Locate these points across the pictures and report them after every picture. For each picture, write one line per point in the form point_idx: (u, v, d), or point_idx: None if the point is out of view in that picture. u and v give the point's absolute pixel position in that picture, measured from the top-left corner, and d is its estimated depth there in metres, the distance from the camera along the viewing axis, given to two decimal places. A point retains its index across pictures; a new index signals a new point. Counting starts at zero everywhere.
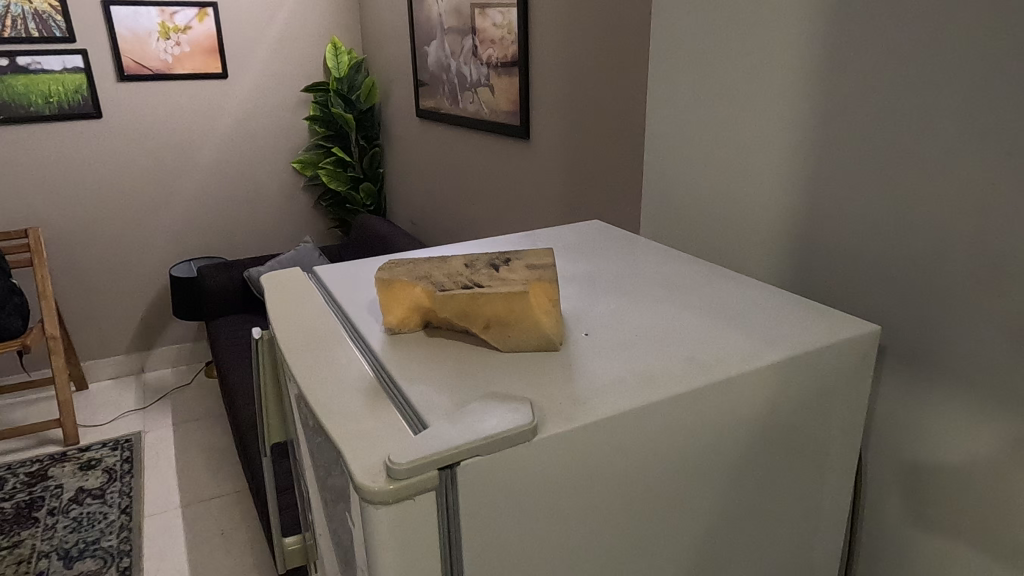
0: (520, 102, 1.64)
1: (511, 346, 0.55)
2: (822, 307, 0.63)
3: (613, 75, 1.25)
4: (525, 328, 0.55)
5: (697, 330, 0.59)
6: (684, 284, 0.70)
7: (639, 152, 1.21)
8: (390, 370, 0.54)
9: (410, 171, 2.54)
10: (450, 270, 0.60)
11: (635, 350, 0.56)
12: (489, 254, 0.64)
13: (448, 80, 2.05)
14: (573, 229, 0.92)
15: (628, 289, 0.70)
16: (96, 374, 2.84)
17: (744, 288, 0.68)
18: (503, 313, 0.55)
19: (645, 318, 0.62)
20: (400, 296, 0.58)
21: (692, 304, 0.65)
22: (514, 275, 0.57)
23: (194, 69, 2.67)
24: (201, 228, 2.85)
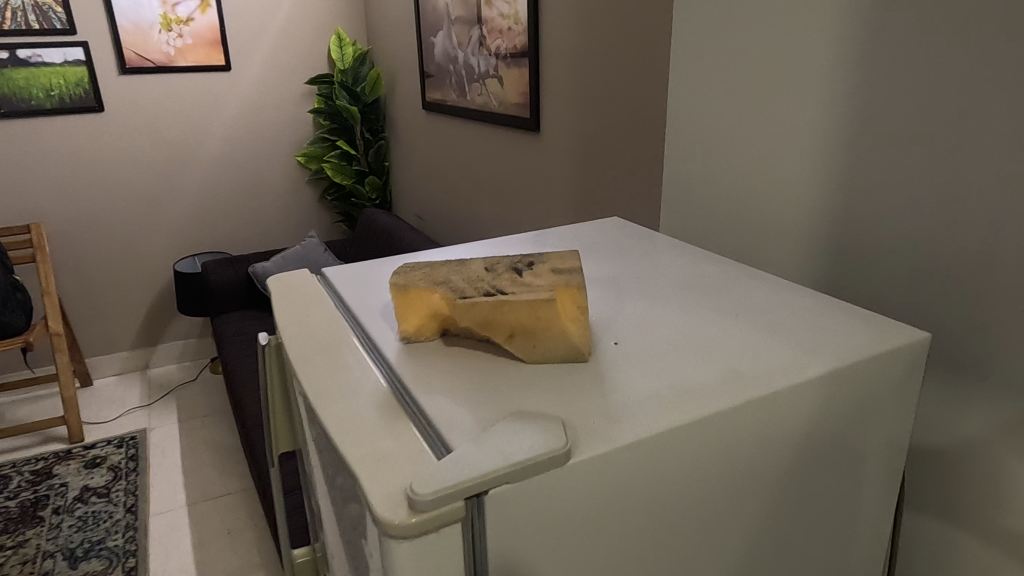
0: (530, 94, 1.60)
1: (536, 356, 0.52)
2: (864, 311, 0.59)
3: (629, 66, 1.21)
4: (552, 336, 0.51)
5: (733, 337, 0.55)
6: (716, 287, 0.66)
7: (656, 145, 1.17)
8: (407, 383, 0.51)
9: (416, 164, 2.50)
10: (469, 275, 0.56)
11: (669, 361, 0.52)
12: (510, 257, 0.60)
13: (455, 71, 2.01)
14: (592, 227, 0.89)
15: (656, 292, 0.66)
16: (101, 371, 2.81)
17: (779, 292, 0.64)
18: (528, 322, 0.51)
19: (677, 325, 0.58)
20: (416, 303, 0.55)
21: (725, 308, 0.61)
22: (539, 280, 0.53)
23: (197, 61, 2.63)
24: (205, 223, 2.82)
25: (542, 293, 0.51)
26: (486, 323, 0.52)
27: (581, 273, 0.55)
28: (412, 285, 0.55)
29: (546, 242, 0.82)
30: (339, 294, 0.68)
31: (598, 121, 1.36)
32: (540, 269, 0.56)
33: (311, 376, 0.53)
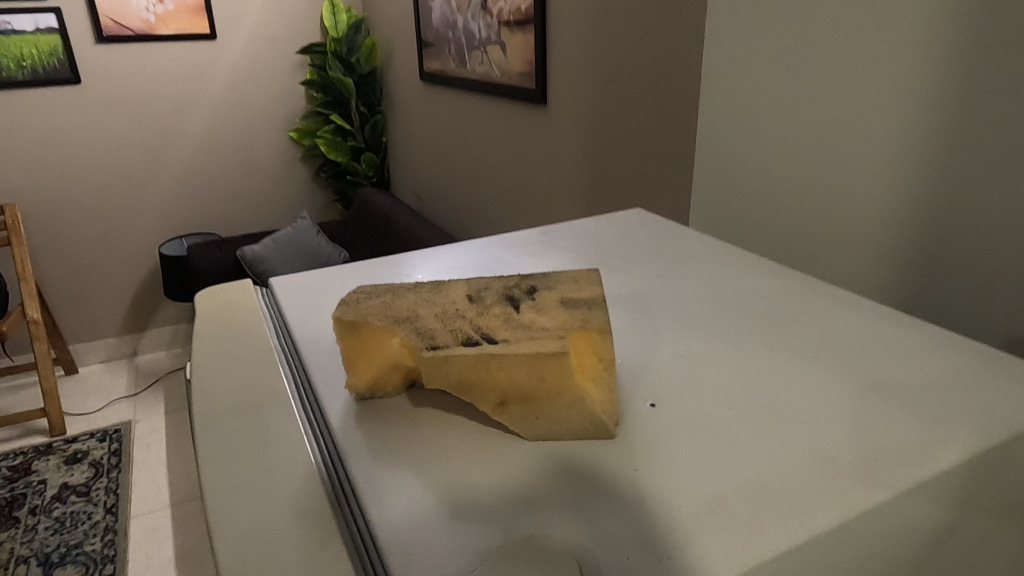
0: (536, 63, 1.42)
1: (539, 433, 0.36)
2: (989, 357, 0.43)
3: (652, 28, 1.03)
4: (562, 408, 0.35)
5: (819, 397, 0.39)
6: (779, 314, 0.50)
7: (679, 122, 1.00)
8: (348, 469, 0.35)
9: (414, 140, 2.33)
10: (441, 311, 0.41)
11: (731, 435, 0.36)
12: (504, 283, 0.45)
13: (455, 39, 1.82)
14: (610, 224, 0.72)
15: (700, 319, 0.49)
16: (85, 358, 2.67)
17: (865, 325, 0.48)
18: (526, 387, 0.35)
19: (733, 372, 0.42)
20: (368, 348, 0.39)
21: (794, 349, 0.45)
22: (543, 326, 0.38)
23: (179, 30, 2.44)
24: (192, 203, 2.65)
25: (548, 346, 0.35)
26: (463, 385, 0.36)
27: (603, 313, 0.39)
28: (363, 323, 0.39)
29: (555, 245, 0.66)
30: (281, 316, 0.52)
31: (613, 93, 1.18)
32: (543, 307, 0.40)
33: (214, 459, 0.36)
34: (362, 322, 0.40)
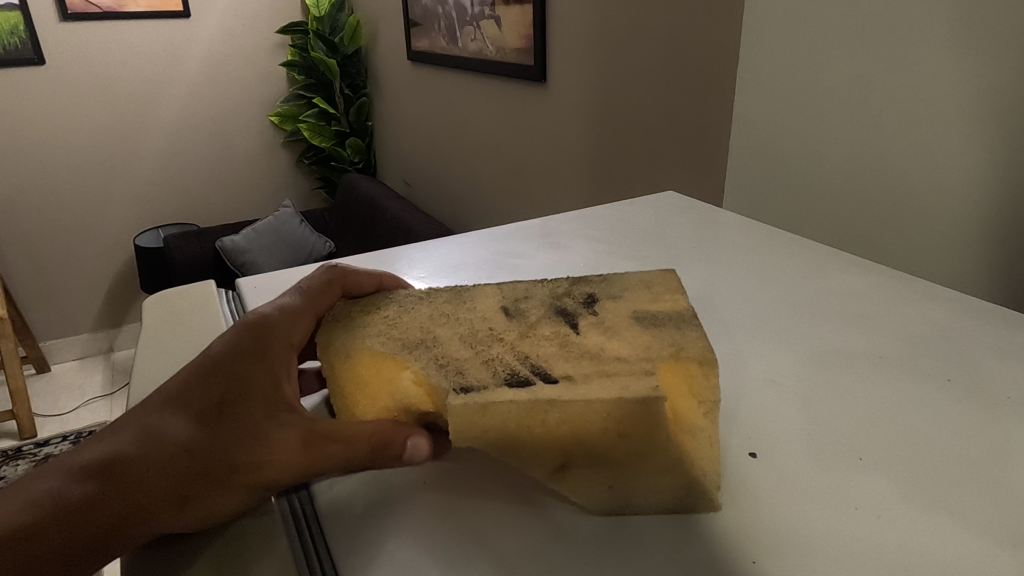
0: (534, 37, 1.31)
1: (601, 507, 0.28)
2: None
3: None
4: (640, 475, 0.28)
5: (970, 442, 0.31)
6: (881, 319, 0.41)
7: (703, 101, 0.90)
8: (333, 552, 0.27)
9: (401, 123, 2.21)
10: (474, 334, 0.34)
11: (874, 510, 0.27)
12: (548, 289, 0.38)
13: (445, 14, 1.70)
14: (640, 210, 0.61)
15: (787, 330, 0.40)
16: (58, 355, 2.48)
17: (988, 331, 0.39)
18: (593, 442, 0.28)
19: (849, 402, 0.34)
20: (371, 384, 0.32)
21: (916, 368, 0.36)
22: (612, 359, 0.30)
23: (150, 6, 2.28)
24: (168, 190, 2.50)
25: (630, 393, 0.27)
26: (506, 444, 0.28)
27: (695, 335, 0.32)
28: (370, 356, 0.32)
29: (578, 235, 0.55)
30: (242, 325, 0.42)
31: (622, 69, 1.08)
32: (607, 326, 0.34)
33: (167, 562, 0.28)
34: (369, 354, 0.32)
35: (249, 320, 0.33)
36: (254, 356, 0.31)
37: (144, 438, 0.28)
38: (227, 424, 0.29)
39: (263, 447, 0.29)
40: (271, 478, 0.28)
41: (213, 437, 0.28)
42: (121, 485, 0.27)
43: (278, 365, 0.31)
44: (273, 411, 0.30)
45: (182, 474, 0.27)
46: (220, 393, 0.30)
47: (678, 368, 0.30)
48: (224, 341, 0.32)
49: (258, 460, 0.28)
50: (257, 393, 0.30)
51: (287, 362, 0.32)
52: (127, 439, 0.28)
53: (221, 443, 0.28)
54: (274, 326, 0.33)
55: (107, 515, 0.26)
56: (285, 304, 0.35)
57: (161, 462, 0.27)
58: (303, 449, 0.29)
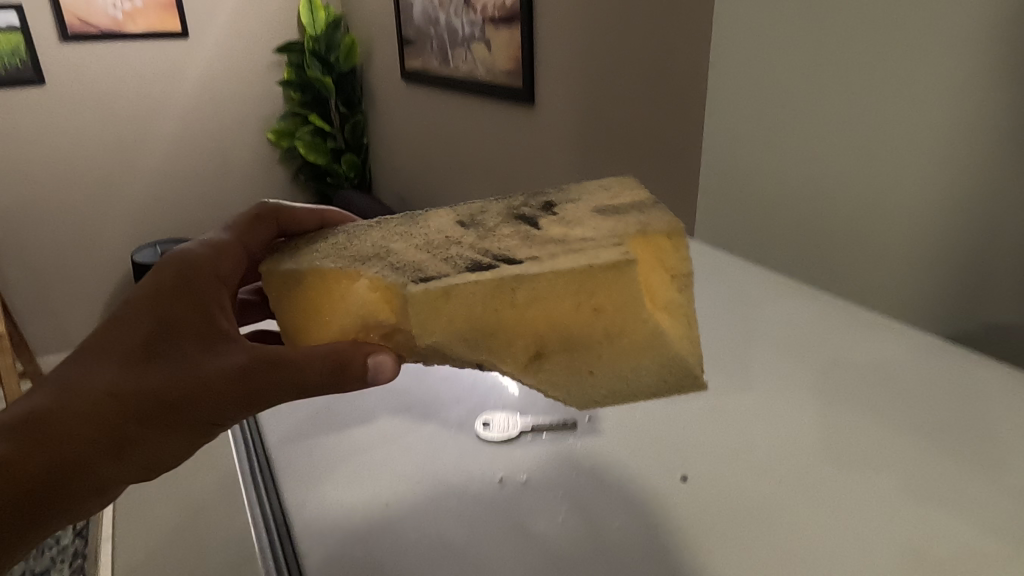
0: (522, 61, 1.35)
1: (591, 389, 0.44)
2: (927, 395, 0.57)
3: (646, 29, 0.97)
4: (605, 359, 0.43)
5: (824, 463, 0.51)
6: (792, 379, 0.60)
7: (678, 128, 0.94)
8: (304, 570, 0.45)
9: (395, 141, 2.25)
10: (436, 241, 0.47)
11: (757, 509, 0.47)
12: (504, 205, 0.50)
13: (438, 35, 1.74)
14: None
15: (727, 392, 0.59)
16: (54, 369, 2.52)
17: (863, 382, 0.59)
18: (563, 319, 0.42)
19: (737, 443, 0.53)
20: (337, 298, 0.46)
21: (778, 410, 0.56)
22: (579, 238, 0.44)
23: (148, 27, 2.32)
24: (166, 207, 2.54)
25: (596, 261, 0.41)
26: (474, 325, 0.42)
27: (658, 217, 0.46)
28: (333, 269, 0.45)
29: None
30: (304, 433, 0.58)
31: (605, 95, 1.12)
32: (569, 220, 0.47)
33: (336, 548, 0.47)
34: (325, 270, 0.45)
35: (184, 267, 0.49)
36: (186, 298, 0.47)
37: (95, 381, 0.44)
38: (160, 356, 0.45)
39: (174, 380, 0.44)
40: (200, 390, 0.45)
41: (138, 377, 0.45)
42: (62, 421, 0.43)
43: (211, 303, 0.47)
44: (206, 340, 0.46)
45: (124, 399, 0.44)
46: (153, 336, 0.46)
47: (648, 240, 0.44)
48: (168, 286, 0.47)
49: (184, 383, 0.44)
50: (187, 330, 0.46)
51: (216, 300, 0.48)
52: (77, 383, 0.44)
53: (147, 379, 0.44)
54: (204, 270, 0.49)
55: (78, 439, 0.44)
56: (214, 249, 0.51)
57: (104, 396, 0.44)
58: (223, 371, 0.44)
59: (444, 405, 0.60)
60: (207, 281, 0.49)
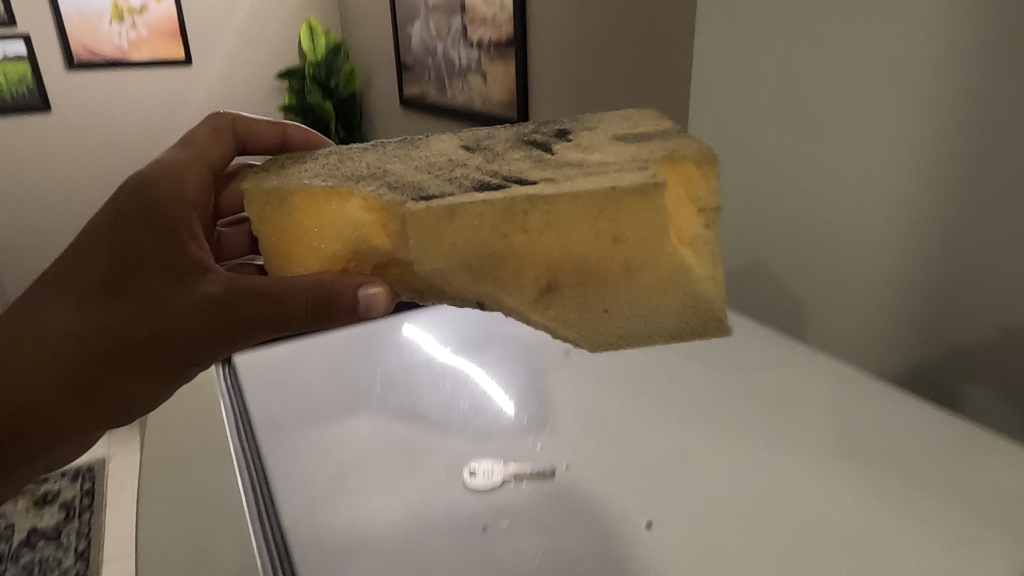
0: (516, 94, 1.40)
1: (602, 327, 0.48)
2: (871, 444, 0.64)
3: (634, 68, 1.02)
4: (621, 294, 0.48)
5: (775, 510, 0.57)
6: (752, 424, 0.67)
7: None
8: None
9: None
10: (441, 165, 0.51)
11: (712, 561, 0.53)
12: (518, 134, 0.56)
13: (435, 67, 1.79)
14: None
15: (693, 438, 0.66)
16: None
17: (818, 429, 0.66)
18: (580, 247, 0.46)
19: (699, 495, 0.59)
20: (327, 216, 0.49)
21: (735, 456, 0.63)
22: (599, 165, 0.49)
23: (153, 54, 2.38)
24: None
25: (619, 184, 0.45)
26: (480, 250, 0.46)
27: (686, 145, 0.51)
28: (329, 191, 0.48)
29: (522, 338, 0.83)
30: (308, 490, 0.63)
31: None
32: (586, 148, 0.52)
33: None
34: (317, 188, 0.48)
35: (158, 199, 0.59)
36: (156, 229, 0.57)
37: (79, 308, 0.57)
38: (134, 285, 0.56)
39: (139, 300, 0.55)
40: (177, 319, 0.55)
41: (113, 300, 0.56)
42: (59, 337, 0.57)
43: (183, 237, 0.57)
44: (180, 275, 0.55)
45: (106, 320, 0.56)
46: (124, 265, 0.57)
47: (675, 166, 0.49)
48: (140, 215, 0.58)
49: (160, 310, 0.55)
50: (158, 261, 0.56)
51: (187, 234, 0.57)
52: (60, 310, 0.57)
53: (126, 301, 0.56)
54: (170, 205, 0.59)
55: (69, 346, 0.57)
56: (179, 183, 0.61)
57: (84, 320, 0.57)
58: (202, 300, 0.54)
59: (433, 456, 0.65)
60: (173, 205, 0.59)
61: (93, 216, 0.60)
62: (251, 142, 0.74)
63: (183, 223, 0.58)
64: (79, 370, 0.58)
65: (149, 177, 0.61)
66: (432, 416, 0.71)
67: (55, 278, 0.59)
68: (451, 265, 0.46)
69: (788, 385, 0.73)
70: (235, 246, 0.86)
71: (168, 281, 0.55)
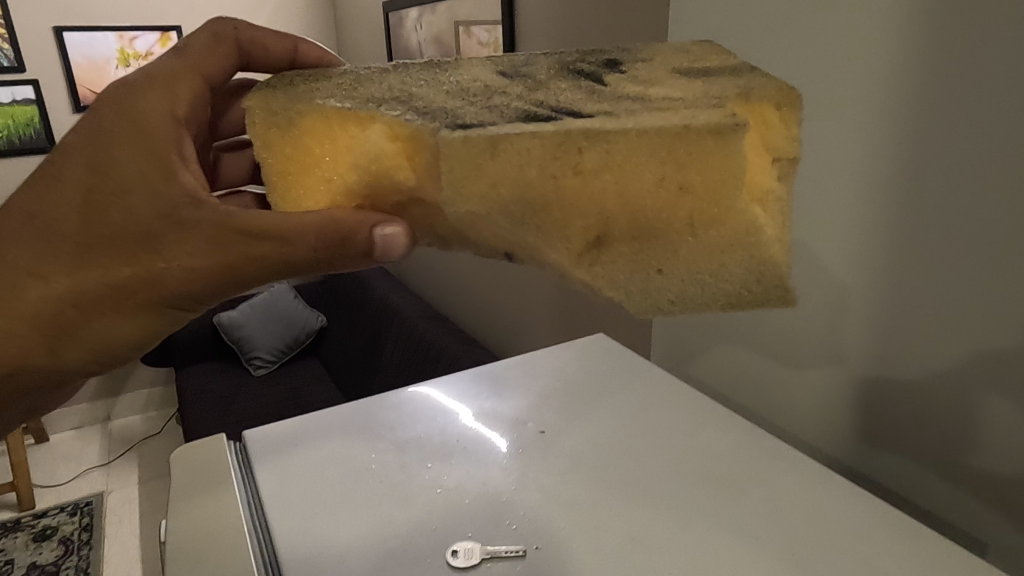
0: None
1: (654, 285, 0.54)
2: (797, 509, 0.76)
3: None
4: (679, 256, 0.53)
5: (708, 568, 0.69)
6: (701, 493, 0.80)
7: None
8: None
9: None
10: (476, 91, 0.55)
11: None
12: (566, 64, 0.60)
13: None
14: (586, 408, 0.98)
15: (651, 506, 0.78)
16: (57, 426, 2.98)
17: (760, 498, 0.79)
18: (640, 197, 0.50)
19: (647, 559, 0.71)
20: (340, 144, 0.54)
21: (682, 524, 0.75)
22: (664, 101, 0.52)
23: None
24: None
25: (693, 124, 0.47)
26: (524, 194, 0.50)
27: (762, 85, 0.53)
28: (351, 112, 0.53)
29: (501, 421, 0.96)
30: (310, 550, 0.75)
31: None
32: (644, 82, 0.56)
33: None
34: (345, 114, 0.53)
35: (145, 120, 0.59)
36: (143, 157, 0.58)
37: (56, 239, 0.59)
38: (116, 217, 0.58)
39: (121, 233, 0.58)
40: (165, 255, 0.58)
41: (91, 231, 0.58)
42: (33, 268, 0.59)
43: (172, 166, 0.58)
44: (170, 210, 0.57)
45: (84, 251, 0.59)
46: (104, 193, 0.58)
47: (753, 106, 0.53)
48: (125, 138, 0.58)
49: (147, 244, 0.58)
50: (144, 193, 0.57)
51: (175, 162, 0.58)
52: (34, 241, 0.59)
53: (107, 233, 0.58)
54: (157, 128, 0.59)
55: (46, 283, 0.60)
56: (166, 98, 0.61)
57: (61, 249, 0.59)
58: (191, 237, 0.57)
59: (420, 530, 0.76)
60: (159, 124, 0.59)
61: (71, 135, 0.60)
62: (255, 57, 0.72)
63: (171, 145, 0.59)
64: (56, 309, 0.61)
65: (129, 92, 0.61)
66: (416, 495, 0.82)
67: (25, 205, 0.59)
68: (489, 204, 0.50)
69: (735, 457, 0.86)
70: (233, 174, 0.86)
71: (156, 218, 0.57)
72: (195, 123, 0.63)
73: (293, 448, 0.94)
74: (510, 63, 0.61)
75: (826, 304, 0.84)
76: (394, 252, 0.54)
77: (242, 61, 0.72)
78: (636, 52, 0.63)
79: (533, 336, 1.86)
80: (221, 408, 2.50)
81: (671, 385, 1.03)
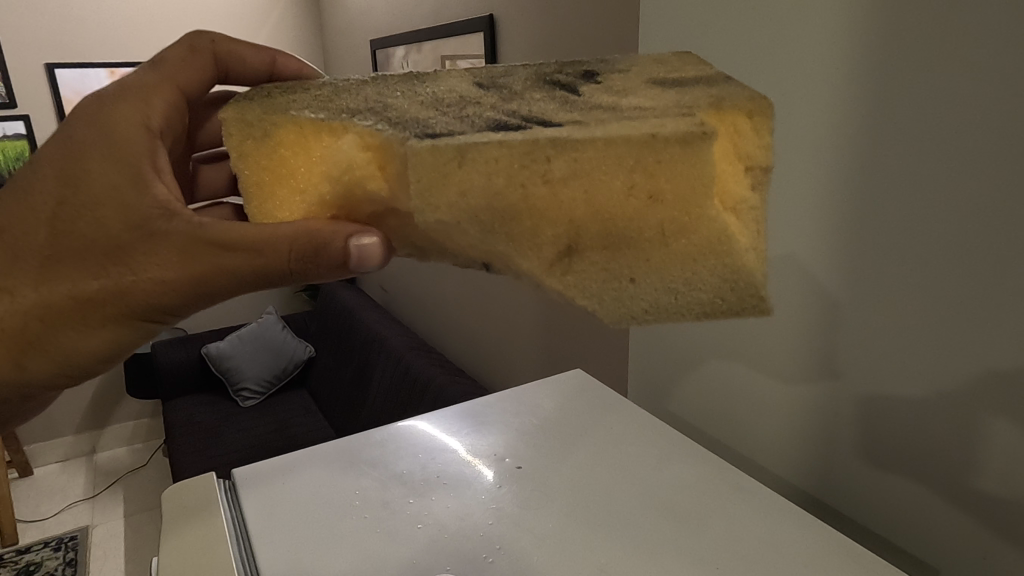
0: None
1: (626, 290, 0.56)
2: (762, 534, 0.80)
3: None
4: (651, 266, 0.56)
5: None
6: (674, 519, 0.83)
7: None
8: None
9: None
10: (451, 101, 0.59)
11: None
12: (543, 75, 0.64)
13: None
14: (559, 440, 1.01)
15: (626, 532, 0.81)
16: (41, 459, 2.96)
17: (726, 524, 0.82)
18: (608, 204, 0.53)
19: None
20: (309, 160, 0.58)
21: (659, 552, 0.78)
22: (636, 109, 0.56)
23: None
24: None
25: (661, 132, 0.51)
26: (492, 204, 0.53)
27: (733, 96, 0.57)
28: (324, 123, 0.56)
29: (481, 457, 0.98)
30: None
31: None
32: (617, 92, 0.60)
33: None
34: (318, 126, 0.56)
35: (120, 133, 0.62)
36: (117, 170, 0.60)
37: (25, 253, 0.61)
38: (86, 227, 0.60)
39: (92, 244, 0.60)
40: (137, 267, 0.60)
41: (61, 241, 0.60)
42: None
43: (146, 178, 0.61)
44: (143, 221, 0.59)
45: (54, 264, 0.61)
46: (76, 204, 0.60)
47: (725, 114, 0.56)
48: (99, 151, 0.61)
49: (119, 255, 0.60)
50: (116, 204, 0.60)
51: (148, 174, 0.61)
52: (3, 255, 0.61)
53: (77, 245, 0.60)
54: (132, 141, 0.62)
55: (13, 297, 0.61)
56: (140, 112, 0.64)
57: (31, 262, 0.61)
58: (163, 248, 0.60)
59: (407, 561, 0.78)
60: (134, 137, 0.62)
61: (46, 148, 0.63)
62: (234, 67, 0.75)
63: (144, 157, 0.62)
64: (23, 323, 0.62)
65: (104, 105, 0.63)
66: (401, 531, 0.84)
67: None
68: (458, 213, 0.53)
69: (704, 484, 0.90)
70: (212, 186, 0.89)
71: (127, 229, 0.59)
72: (168, 135, 0.66)
73: (281, 481, 0.96)
74: (488, 75, 0.65)
75: (814, 318, 0.86)
76: (369, 262, 0.57)
77: (222, 75, 0.75)
78: (613, 64, 0.67)
79: (516, 363, 1.89)
80: (208, 440, 2.49)
81: (643, 417, 1.06)
